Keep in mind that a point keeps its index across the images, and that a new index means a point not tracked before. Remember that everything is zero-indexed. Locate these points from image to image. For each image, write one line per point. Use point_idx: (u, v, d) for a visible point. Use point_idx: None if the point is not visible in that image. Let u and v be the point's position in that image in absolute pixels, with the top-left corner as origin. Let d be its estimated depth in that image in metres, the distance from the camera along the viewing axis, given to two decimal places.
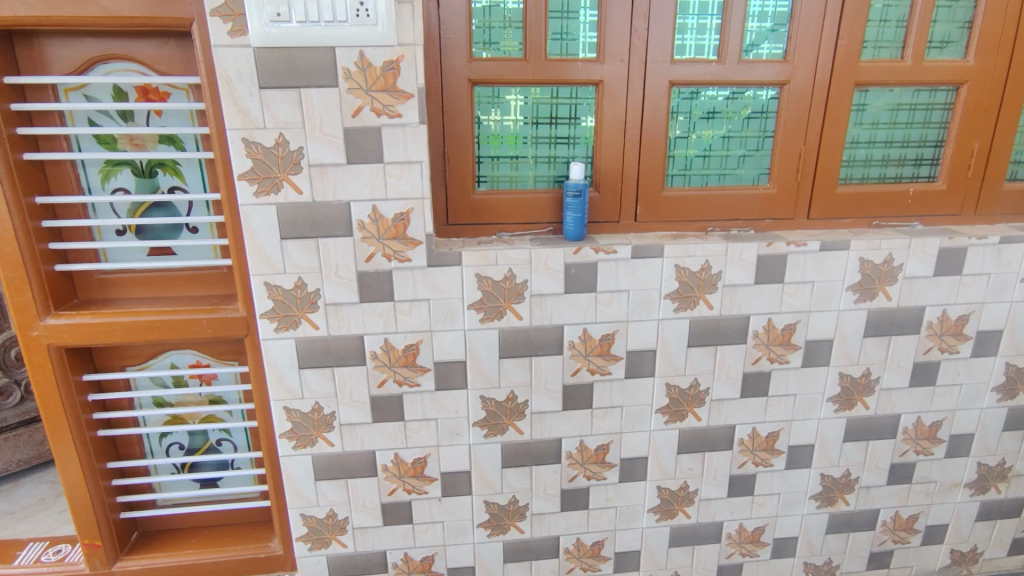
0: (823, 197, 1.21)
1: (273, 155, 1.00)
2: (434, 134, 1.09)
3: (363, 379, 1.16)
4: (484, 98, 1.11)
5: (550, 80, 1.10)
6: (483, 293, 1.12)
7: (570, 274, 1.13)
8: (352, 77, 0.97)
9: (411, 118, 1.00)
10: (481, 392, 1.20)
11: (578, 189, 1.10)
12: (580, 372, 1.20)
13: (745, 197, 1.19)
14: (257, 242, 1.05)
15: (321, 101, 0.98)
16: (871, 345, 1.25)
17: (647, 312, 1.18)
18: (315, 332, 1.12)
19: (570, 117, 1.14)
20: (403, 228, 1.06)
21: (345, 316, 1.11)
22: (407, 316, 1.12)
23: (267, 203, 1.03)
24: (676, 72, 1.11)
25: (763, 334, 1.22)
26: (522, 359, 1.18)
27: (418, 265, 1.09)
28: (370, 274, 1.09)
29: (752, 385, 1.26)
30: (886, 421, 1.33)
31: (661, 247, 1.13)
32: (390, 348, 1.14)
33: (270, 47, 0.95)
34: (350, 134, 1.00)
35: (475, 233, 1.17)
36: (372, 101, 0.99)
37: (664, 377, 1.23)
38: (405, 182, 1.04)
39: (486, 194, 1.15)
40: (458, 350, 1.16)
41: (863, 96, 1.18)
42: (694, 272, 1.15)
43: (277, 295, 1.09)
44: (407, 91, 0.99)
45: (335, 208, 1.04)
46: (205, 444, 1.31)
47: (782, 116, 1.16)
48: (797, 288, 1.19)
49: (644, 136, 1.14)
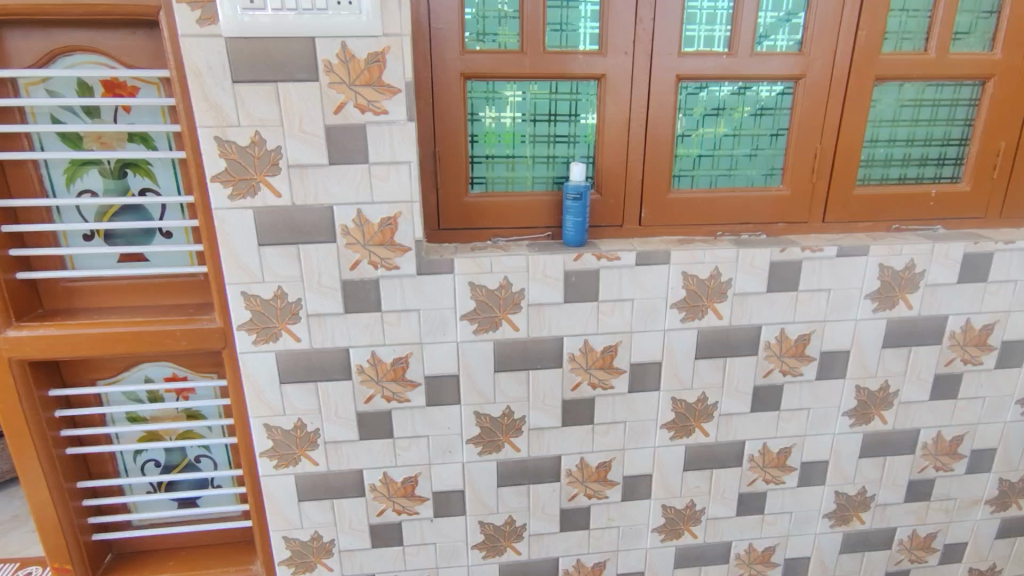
0: (840, 200, 1.14)
1: (248, 155, 0.92)
2: (424, 133, 1.02)
3: (349, 395, 1.09)
4: (478, 94, 1.03)
5: (549, 74, 1.02)
6: (476, 303, 1.05)
7: (569, 282, 1.05)
8: (333, 70, 0.90)
9: (398, 114, 0.93)
10: (475, 408, 1.12)
11: (579, 191, 1.02)
12: (580, 386, 1.13)
13: (757, 200, 1.12)
14: (232, 248, 0.97)
15: (300, 97, 0.90)
16: (889, 356, 1.18)
17: (652, 323, 1.10)
18: (296, 345, 1.05)
19: (570, 114, 1.06)
20: (391, 234, 0.99)
21: (328, 328, 1.04)
22: (395, 326, 1.05)
23: (242, 207, 0.95)
24: (684, 66, 1.03)
25: (775, 345, 1.15)
26: (519, 372, 1.10)
27: (407, 273, 1.02)
28: (354, 282, 1.02)
29: (764, 399, 1.19)
30: (904, 436, 1.25)
31: (667, 253, 1.06)
32: (377, 361, 1.07)
33: (243, 36, 0.87)
34: (332, 133, 0.93)
35: (469, 238, 1.09)
36: (356, 97, 0.91)
37: (670, 391, 1.16)
38: (392, 185, 0.96)
39: (481, 196, 1.08)
40: (450, 364, 1.09)
41: (883, 92, 1.10)
42: (703, 280, 1.08)
43: (255, 305, 1.01)
44: (393, 86, 0.91)
45: (316, 212, 0.97)
46: (183, 461, 1.24)
47: (797, 112, 1.09)
48: (811, 296, 1.12)
49: (650, 134, 1.07)
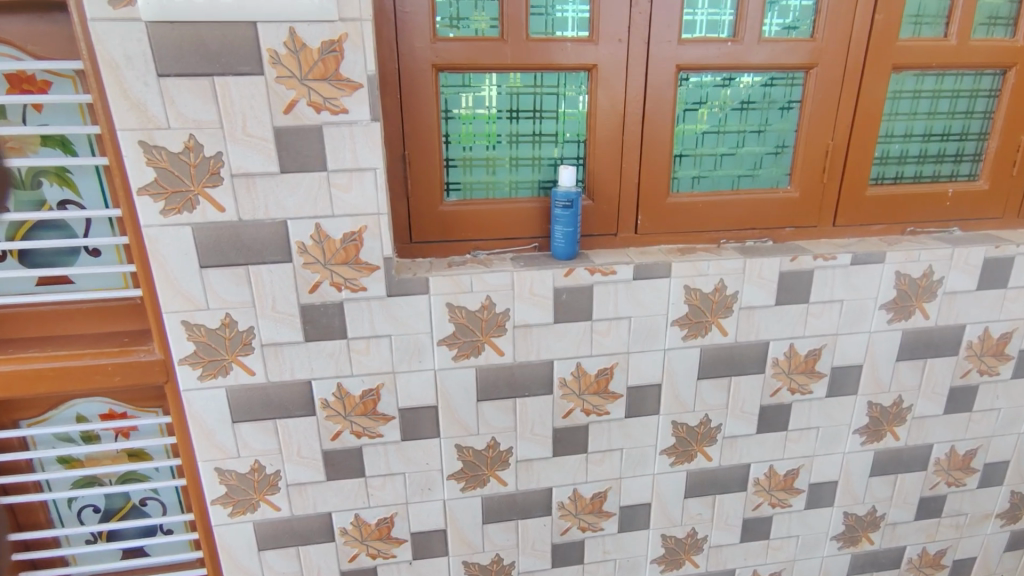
0: (853, 202, 1.04)
1: (182, 163, 0.78)
2: (391, 133, 0.89)
3: (312, 432, 0.96)
4: (452, 88, 0.90)
5: (533, 65, 0.90)
6: (456, 326, 0.93)
7: (560, 300, 0.94)
8: (281, 62, 0.76)
9: (361, 114, 0.80)
10: (456, 440, 1.01)
11: (569, 198, 0.90)
12: (573, 413, 1.02)
13: (763, 204, 1.01)
14: (168, 272, 0.83)
15: (243, 93, 0.76)
16: (904, 369, 1.09)
17: (650, 343, 0.99)
18: (250, 379, 0.91)
19: (557, 110, 0.94)
20: (355, 251, 0.86)
21: (286, 358, 0.91)
22: (364, 355, 0.93)
23: (179, 224, 0.81)
24: (684, 55, 0.92)
25: (784, 362, 1.05)
26: (504, 401, 0.99)
27: (376, 295, 0.89)
28: (315, 307, 0.89)
29: (771, 420, 1.09)
30: (917, 452, 1.17)
31: (668, 265, 0.95)
32: (344, 394, 0.94)
33: (168, 21, 0.72)
34: (283, 136, 0.79)
35: (445, 252, 0.97)
36: (309, 93, 0.78)
37: (671, 415, 1.06)
38: (355, 195, 0.84)
39: (457, 205, 0.95)
40: (427, 394, 0.97)
41: (900, 83, 1.00)
42: (707, 294, 0.98)
43: (200, 336, 0.87)
44: (354, 81, 0.78)
45: (268, 228, 0.83)
46: (126, 505, 1.10)
47: (808, 106, 0.98)
48: (823, 308, 1.02)
49: (647, 132, 0.95)
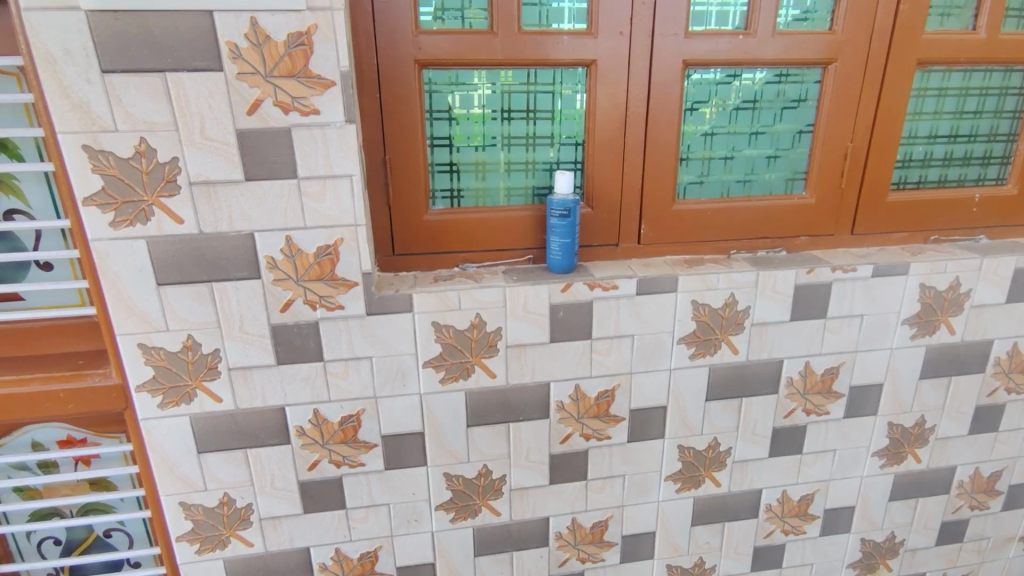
0: (873, 209, 0.96)
1: (133, 170, 0.70)
2: (371, 136, 0.81)
3: (287, 463, 0.87)
4: (437, 86, 0.83)
5: (525, 61, 0.82)
6: (443, 347, 0.85)
7: (557, 318, 0.86)
8: (242, 57, 0.68)
9: (334, 115, 0.72)
10: (444, 469, 0.93)
11: (566, 206, 0.82)
12: (571, 438, 0.94)
13: (776, 211, 0.94)
14: (121, 290, 0.74)
15: (200, 92, 0.68)
16: (927, 388, 1.01)
17: (655, 362, 0.91)
18: (216, 407, 0.82)
19: (552, 110, 0.86)
20: (331, 266, 0.78)
21: (256, 384, 0.82)
22: (342, 379, 0.85)
23: (131, 237, 0.73)
24: (691, 49, 0.84)
25: (799, 381, 0.97)
26: (497, 426, 0.91)
27: (354, 313, 0.81)
28: (287, 327, 0.80)
29: (785, 443, 1.01)
30: (939, 475, 1.10)
31: (674, 279, 0.87)
32: (321, 421, 0.86)
33: (112, 10, 0.64)
34: (247, 140, 0.71)
35: (431, 264, 0.89)
36: (274, 92, 0.70)
37: (677, 439, 0.98)
38: (330, 205, 0.76)
39: (443, 214, 0.87)
40: (412, 420, 0.89)
41: (925, 79, 0.92)
42: (716, 310, 0.90)
43: (159, 360, 0.78)
44: (325, 78, 0.70)
45: (232, 241, 0.75)
46: (90, 537, 1.02)
47: (825, 104, 0.90)
48: (842, 324, 0.94)
49: (650, 133, 0.87)
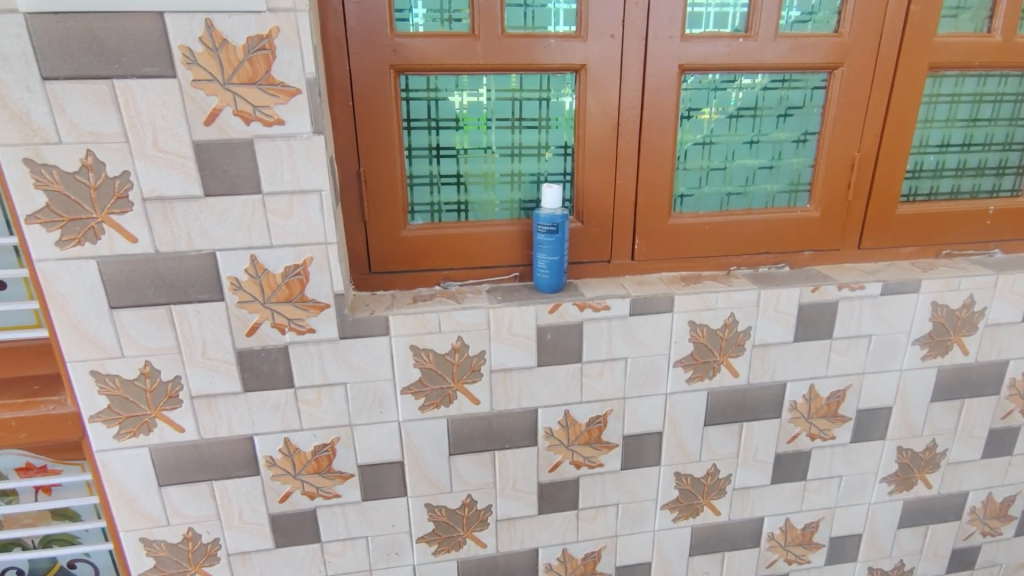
0: (882, 222, 0.90)
1: (80, 185, 0.64)
2: (344, 147, 0.76)
3: (256, 495, 0.82)
4: (415, 93, 0.77)
5: (510, 66, 0.76)
6: (423, 372, 0.79)
7: (545, 340, 0.80)
8: (197, 62, 0.62)
9: (300, 125, 0.67)
10: (426, 500, 0.87)
11: (554, 222, 0.77)
12: (561, 466, 0.89)
13: (778, 225, 0.88)
14: (71, 314, 0.69)
15: (152, 100, 0.63)
16: (938, 411, 0.96)
17: (650, 386, 0.86)
18: (178, 438, 0.77)
19: (539, 118, 0.81)
20: (300, 287, 0.73)
21: (221, 412, 0.77)
22: (315, 407, 0.79)
23: (80, 257, 0.67)
24: (688, 53, 0.78)
25: (803, 405, 0.91)
26: (482, 455, 0.86)
27: (326, 337, 0.76)
28: (253, 352, 0.75)
29: (788, 469, 0.95)
30: (951, 501, 1.04)
31: (670, 298, 0.82)
32: (293, 450, 0.80)
33: (54, 12, 0.59)
34: (205, 152, 0.66)
35: (410, 283, 0.83)
36: (234, 101, 0.64)
37: (673, 466, 0.92)
38: (298, 222, 0.70)
39: (423, 229, 0.81)
40: (391, 449, 0.83)
41: (937, 84, 0.86)
42: (715, 330, 0.84)
43: (114, 389, 0.73)
44: (290, 86, 0.65)
45: (191, 261, 0.69)
46: (54, 568, 0.96)
47: (831, 112, 0.84)
48: (849, 345, 0.88)
49: (644, 143, 0.81)
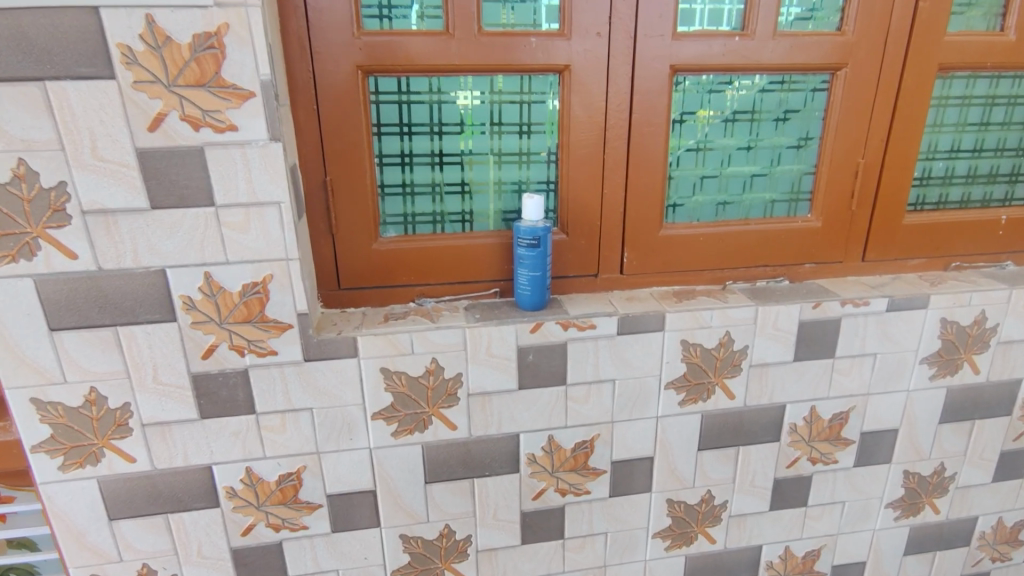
0: (888, 233, 0.85)
1: (12, 197, 0.59)
2: (309, 155, 0.70)
3: (216, 528, 0.76)
4: (386, 96, 0.71)
5: (488, 67, 0.70)
6: (395, 396, 0.74)
7: (526, 361, 0.75)
8: (137, 62, 0.57)
9: (254, 131, 0.61)
10: (401, 530, 0.81)
11: (536, 235, 0.71)
12: (545, 494, 0.83)
13: (778, 236, 0.83)
14: (7, 337, 0.63)
15: (90, 104, 0.57)
16: (947, 433, 0.90)
17: (640, 410, 0.81)
18: (129, 468, 0.71)
19: (520, 122, 0.75)
20: (260, 306, 0.67)
21: (175, 441, 0.71)
22: (278, 434, 0.73)
23: (14, 275, 0.61)
24: (680, 53, 0.73)
25: (804, 428, 0.86)
26: (460, 483, 0.80)
27: (289, 359, 0.70)
28: (209, 376, 0.69)
29: (788, 495, 0.90)
30: (959, 526, 0.99)
31: (661, 316, 0.76)
32: (255, 480, 0.74)
33: None
34: (150, 161, 0.60)
35: (383, 299, 0.78)
36: (181, 105, 0.59)
37: (665, 492, 0.87)
38: (255, 236, 0.64)
39: (395, 242, 0.76)
40: (362, 477, 0.77)
41: (947, 86, 0.81)
42: (709, 350, 0.79)
43: (58, 417, 0.67)
44: (242, 88, 0.59)
45: (138, 279, 0.64)
46: None
47: (834, 115, 0.78)
48: (852, 364, 0.83)
49: (634, 149, 0.76)
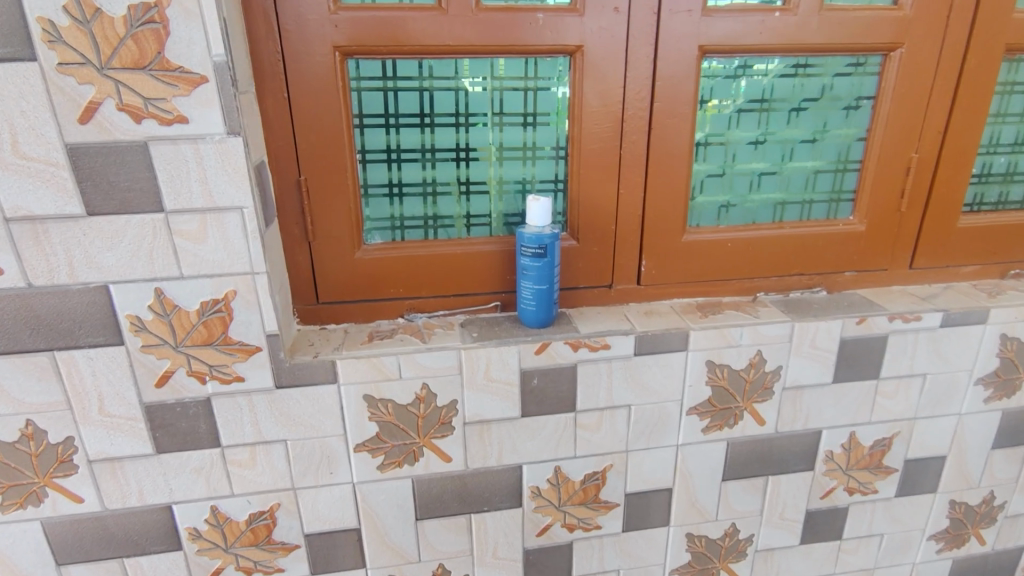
0: (939, 238, 0.75)
1: None
2: (280, 151, 0.60)
3: (180, 572, 0.68)
4: (367, 82, 0.61)
5: (487, 48, 0.60)
6: (381, 427, 0.65)
7: (530, 386, 0.66)
8: (62, 39, 0.47)
9: (207, 123, 0.51)
10: (389, 571, 0.73)
11: (542, 243, 0.61)
12: (551, 529, 0.74)
13: (816, 241, 0.73)
14: None
15: (7, 92, 0.48)
16: (999, 460, 0.81)
17: (658, 438, 0.72)
18: (77, 509, 0.63)
19: (525, 112, 0.65)
20: (222, 327, 0.58)
21: (129, 478, 0.62)
22: (247, 470, 0.64)
23: None
24: (710, 32, 0.62)
25: (841, 456, 0.77)
26: (456, 520, 0.71)
27: (258, 387, 0.61)
28: (165, 407, 0.60)
29: (821, 529, 0.81)
30: (1006, 557, 0.90)
31: (684, 334, 0.67)
32: (222, 520, 0.66)
33: None
34: (84, 159, 0.51)
35: (368, 315, 0.68)
36: (117, 92, 0.49)
37: (685, 527, 0.78)
38: (213, 247, 0.55)
39: (381, 251, 0.66)
40: (344, 515, 0.68)
41: (1014, 70, 0.70)
42: (738, 372, 0.70)
43: None
44: (190, 71, 0.50)
45: (77, 297, 0.54)
46: None
47: (886, 104, 0.68)
48: (899, 386, 0.73)
49: (655, 143, 0.66)
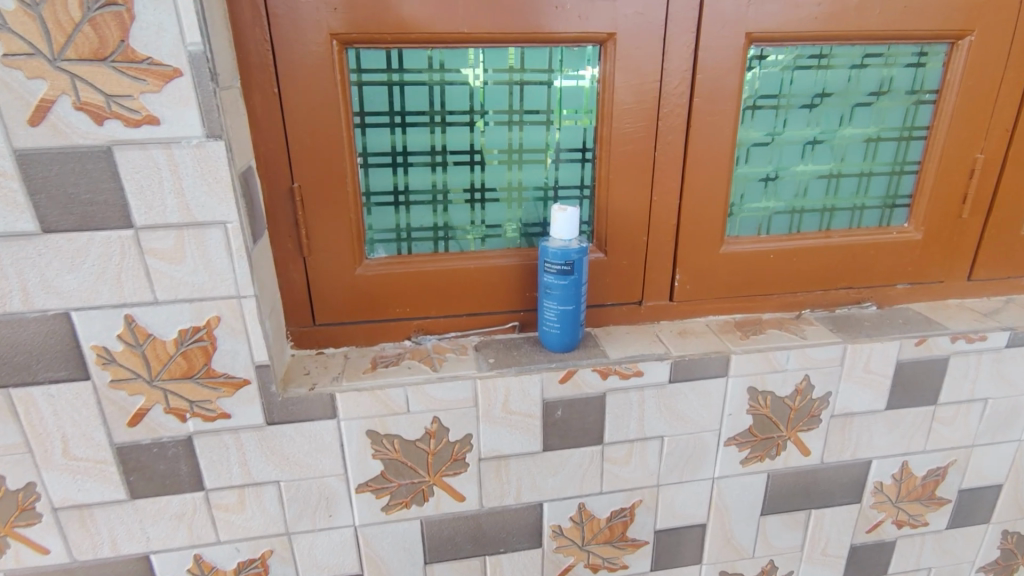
0: (1001, 248, 0.68)
1: None
2: (270, 155, 0.53)
3: None
4: (370, 76, 0.53)
5: (505, 36, 0.53)
6: (386, 465, 0.57)
7: (553, 417, 0.59)
8: (5, 25, 0.39)
9: (182, 124, 0.44)
10: None
11: (568, 258, 0.54)
12: (573, 571, 0.67)
13: (868, 252, 0.66)
14: None
15: None
16: None
17: (692, 471, 0.65)
18: (44, 561, 0.55)
19: (547, 109, 0.57)
20: (203, 357, 0.50)
21: (101, 526, 0.55)
22: (235, 515, 0.57)
23: None
24: (758, 17, 0.55)
25: (891, 487, 0.70)
26: (469, 563, 0.64)
27: (246, 424, 0.53)
28: (140, 448, 0.53)
29: (866, 564, 0.74)
30: None
31: (725, 358, 0.60)
32: (207, 569, 0.58)
33: None
34: (36, 168, 0.43)
35: (371, 337, 0.61)
36: (74, 88, 0.42)
37: (719, 564, 0.71)
38: (192, 269, 0.47)
39: (386, 266, 0.59)
40: (345, 562, 0.61)
41: None
42: (783, 399, 0.63)
43: None
44: (160, 62, 0.42)
45: (34, 327, 0.47)
46: None
47: (951, 99, 0.61)
48: (958, 412, 0.67)
49: (694, 144, 0.58)
